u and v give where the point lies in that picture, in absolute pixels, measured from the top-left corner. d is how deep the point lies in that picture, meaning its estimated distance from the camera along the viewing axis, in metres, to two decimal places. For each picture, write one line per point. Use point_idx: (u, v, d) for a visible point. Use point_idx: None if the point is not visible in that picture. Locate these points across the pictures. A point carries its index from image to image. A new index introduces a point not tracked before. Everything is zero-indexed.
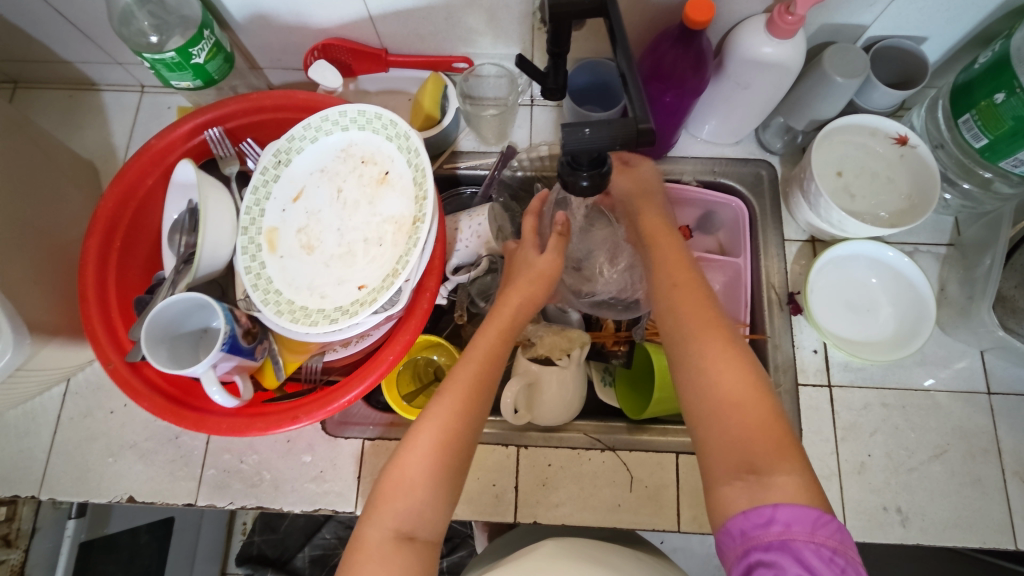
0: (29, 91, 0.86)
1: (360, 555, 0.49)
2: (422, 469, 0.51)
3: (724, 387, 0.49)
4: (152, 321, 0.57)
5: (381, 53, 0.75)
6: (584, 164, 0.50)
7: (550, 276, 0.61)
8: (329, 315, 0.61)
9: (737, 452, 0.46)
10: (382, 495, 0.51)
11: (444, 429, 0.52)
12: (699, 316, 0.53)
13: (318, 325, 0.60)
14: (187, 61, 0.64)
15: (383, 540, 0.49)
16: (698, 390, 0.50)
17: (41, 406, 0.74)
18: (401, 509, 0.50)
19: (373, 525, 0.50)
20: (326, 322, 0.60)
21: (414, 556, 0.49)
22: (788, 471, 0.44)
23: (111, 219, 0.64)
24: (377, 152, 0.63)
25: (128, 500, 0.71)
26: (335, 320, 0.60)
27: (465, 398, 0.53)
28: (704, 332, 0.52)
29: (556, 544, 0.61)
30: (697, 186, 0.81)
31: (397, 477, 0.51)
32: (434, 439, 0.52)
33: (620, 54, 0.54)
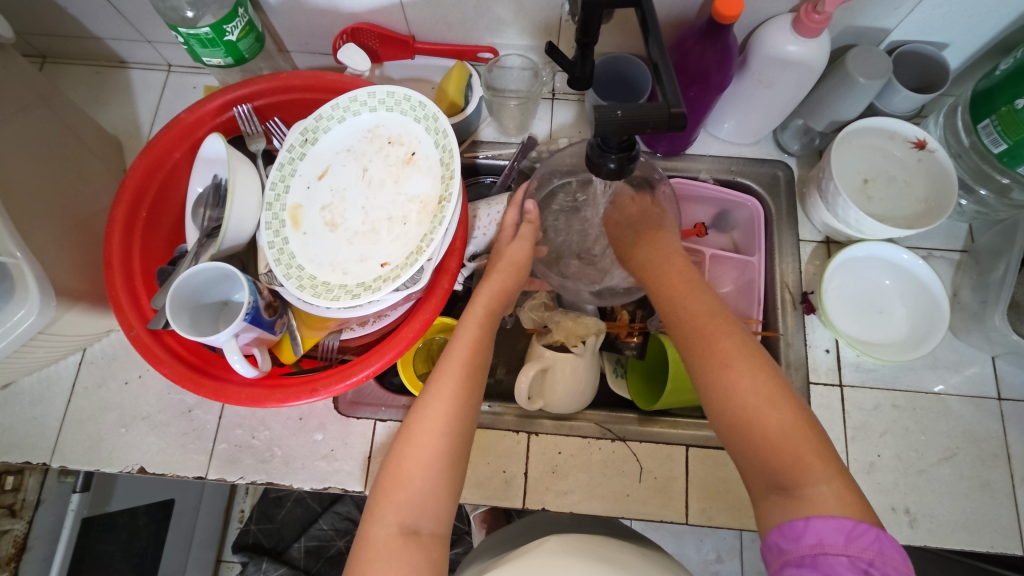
0: (57, 66, 0.87)
1: (366, 550, 0.49)
2: (421, 457, 0.52)
3: (749, 400, 0.49)
4: (177, 288, 0.58)
5: (409, 40, 0.76)
6: (613, 147, 0.51)
7: (519, 262, 0.67)
8: (351, 291, 0.61)
9: (768, 465, 0.47)
10: (383, 489, 0.51)
11: (439, 421, 0.53)
12: (713, 335, 0.54)
13: (340, 300, 0.61)
14: (220, 38, 0.65)
15: (390, 535, 0.49)
16: (724, 408, 0.51)
17: (57, 374, 0.75)
18: (402, 502, 0.50)
19: (376, 521, 0.50)
20: (348, 297, 0.61)
21: (419, 549, 0.49)
22: (820, 478, 0.45)
23: (138, 189, 0.65)
24: (404, 133, 0.64)
25: (139, 471, 0.72)
26: (357, 295, 0.60)
27: (458, 387, 0.55)
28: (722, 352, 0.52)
29: (561, 540, 0.61)
30: (713, 183, 0.82)
31: (398, 467, 0.52)
32: (429, 430, 0.53)
33: (652, 44, 0.54)
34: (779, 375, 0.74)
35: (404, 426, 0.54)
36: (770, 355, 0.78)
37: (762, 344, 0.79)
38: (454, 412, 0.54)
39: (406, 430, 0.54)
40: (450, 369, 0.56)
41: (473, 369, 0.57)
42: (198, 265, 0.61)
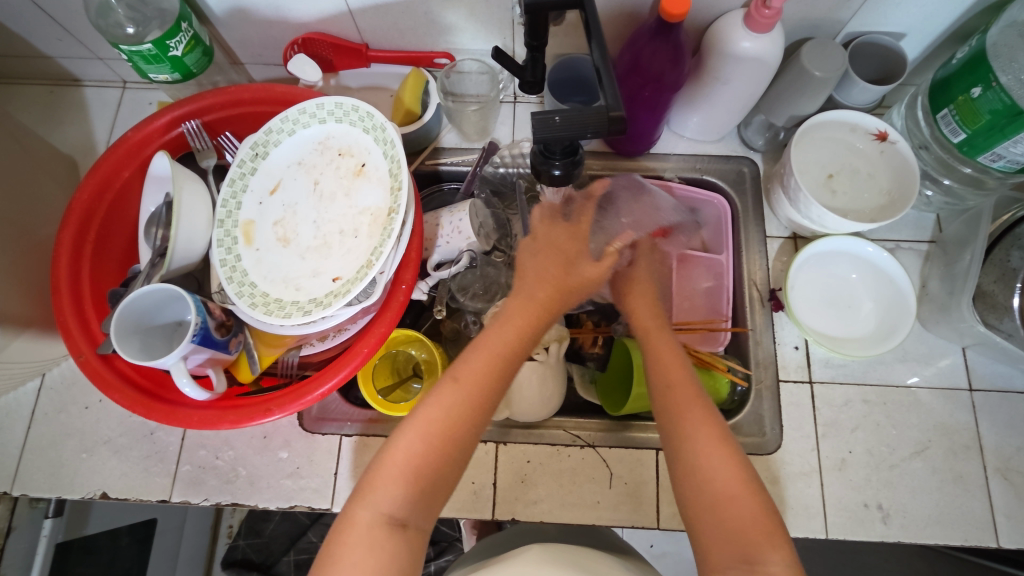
0: (10, 87, 0.85)
1: (350, 533, 0.47)
2: (428, 450, 0.49)
3: (722, 475, 0.48)
4: (123, 312, 0.57)
5: (362, 48, 0.75)
6: (556, 153, 0.50)
7: (592, 283, 0.62)
8: (304, 307, 0.60)
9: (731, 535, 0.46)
10: (377, 473, 0.49)
11: (448, 417, 0.50)
12: (691, 405, 0.53)
13: (292, 317, 0.60)
14: (164, 53, 0.64)
15: (375, 524, 0.47)
16: (692, 483, 0.49)
17: (15, 401, 0.73)
18: (403, 492, 0.48)
19: (366, 505, 0.48)
20: (300, 314, 0.60)
21: (404, 544, 0.47)
22: (781, 558, 0.45)
23: (86, 211, 0.64)
24: (354, 144, 0.63)
25: (101, 497, 0.70)
26: (309, 312, 0.59)
27: (476, 389, 0.52)
28: (691, 428, 0.51)
29: (538, 549, 0.60)
30: (679, 182, 0.82)
31: (400, 455, 0.49)
32: (439, 427, 0.50)
33: (595, 48, 0.54)
34: (749, 373, 0.74)
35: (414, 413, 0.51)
36: (741, 354, 0.77)
37: (733, 342, 0.78)
38: (476, 406, 0.51)
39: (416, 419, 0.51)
40: (473, 366, 0.53)
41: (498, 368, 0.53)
42: (146, 286, 0.60)
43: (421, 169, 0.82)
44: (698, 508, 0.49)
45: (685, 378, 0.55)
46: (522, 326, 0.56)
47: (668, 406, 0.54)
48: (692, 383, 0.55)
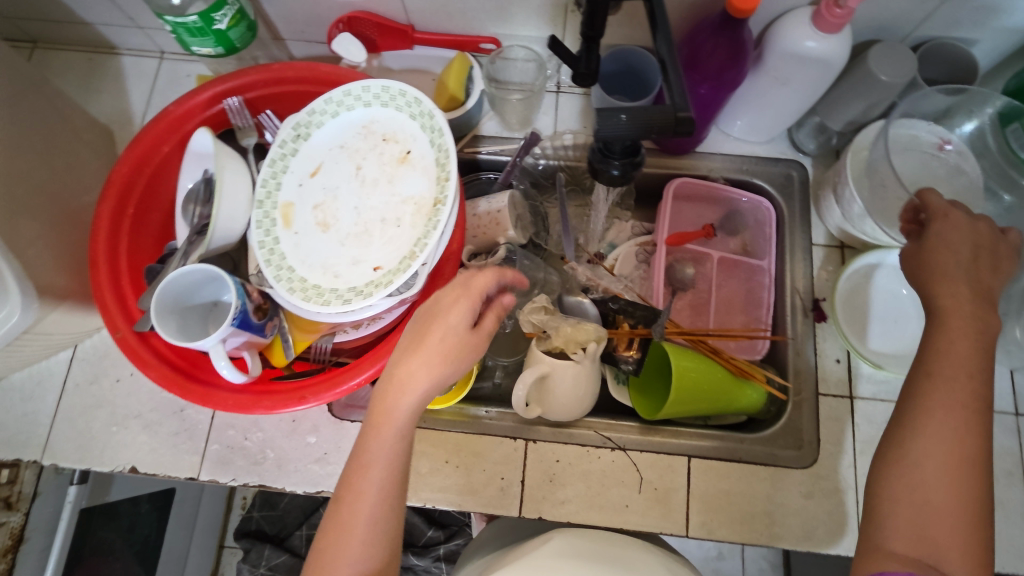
0: (48, 52, 0.84)
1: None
2: (362, 537, 0.47)
3: (950, 405, 0.46)
4: (163, 290, 0.56)
5: (407, 30, 0.73)
6: (616, 153, 0.49)
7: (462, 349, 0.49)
8: (342, 296, 0.59)
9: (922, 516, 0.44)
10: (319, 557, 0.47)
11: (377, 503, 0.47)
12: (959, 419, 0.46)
13: (331, 305, 0.59)
14: (209, 27, 0.63)
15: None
16: (919, 386, 0.48)
17: (48, 370, 0.73)
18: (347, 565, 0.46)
19: None
20: (340, 303, 0.59)
21: None
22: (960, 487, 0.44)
23: (125, 185, 0.63)
24: (399, 130, 0.62)
25: (131, 470, 0.71)
26: (349, 301, 0.58)
27: (384, 468, 0.48)
28: (937, 421, 0.46)
29: (565, 539, 0.57)
30: (724, 183, 0.78)
31: (341, 546, 0.47)
32: (365, 515, 0.47)
33: (659, 40, 0.51)
34: (787, 385, 0.72)
35: (335, 517, 0.48)
36: (778, 363, 0.75)
37: (771, 350, 0.76)
38: (391, 448, 0.48)
39: (340, 522, 0.47)
40: (374, 452, 0.48)
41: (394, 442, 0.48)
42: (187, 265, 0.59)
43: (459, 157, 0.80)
44: (900, 477, 0.46)
45: (973, 388, 0.47)
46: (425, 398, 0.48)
47: (926, 378, 0.48)
48: (979, 394, 0.47)
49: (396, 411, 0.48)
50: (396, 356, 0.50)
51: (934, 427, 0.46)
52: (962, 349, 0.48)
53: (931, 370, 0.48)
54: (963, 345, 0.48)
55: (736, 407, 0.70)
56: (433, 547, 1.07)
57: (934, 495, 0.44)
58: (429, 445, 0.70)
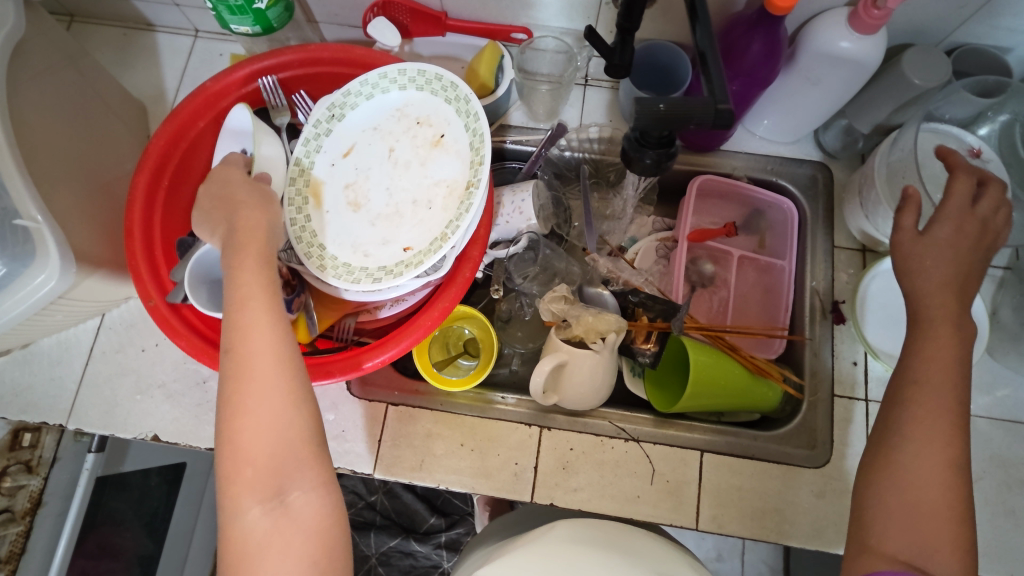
0: (85, 26, 0.86)
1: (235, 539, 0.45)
2: (259, 436, 0.46)
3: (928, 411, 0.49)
4: (197, 260, 0.57)
5: (441, 16, 0.74)
6: (651, 142, 0.49)
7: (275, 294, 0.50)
8: (372, 274, 0.61)
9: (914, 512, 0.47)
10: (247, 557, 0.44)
11: (266, 398, 0.46)
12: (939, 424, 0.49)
13: (361, 283, 0.60)
14: (249, 5, 0.64)
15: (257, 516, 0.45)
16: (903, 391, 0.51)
17: (75, 337, 0.75)
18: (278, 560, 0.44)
19: None
20: (370, 281, 0.60)
21: None
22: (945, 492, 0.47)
23: (161, 157, 0.64)
24: (433, 114, 0.63)
25: (153, 439, 0.72)
26: (379, 279, 0.60)
27: (276, 363, 0.47)
28: (920, 430, 0.49)
29: (571, 524, 0.57)
30: (748, 182, 0.79)
31: (243, 447, 0.46)
32: (261, 410, 0.46)
33: (699, 32, 0.52)
34: (802, 385, 0.72)
35: (228, 423, 0.46)
36: (794, 363, 0.75)
37: (788, 350, 0.76)
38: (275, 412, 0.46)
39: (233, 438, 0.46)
40: (256, 346, 0.47)
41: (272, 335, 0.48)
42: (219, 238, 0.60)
43: None
44: (887, 481, 0.49)
45: (952, 394, 0.49)
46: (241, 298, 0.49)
47: (911, 379, 0.51)
48: (958, 394, 0.50)
49: (241, 302, 0.49)
50: (224, 263, 0.51)
51: (923, 432, 0.49)
52: (945, 353, 0.51)
53: (918, 377, 0.50)
54: (947, 353, 0.51)
55: (751, 404, 0.71)
56: (434, 534, 1.08)
57: (927, 490, 0.47)
58: (446, 427, 0.71)
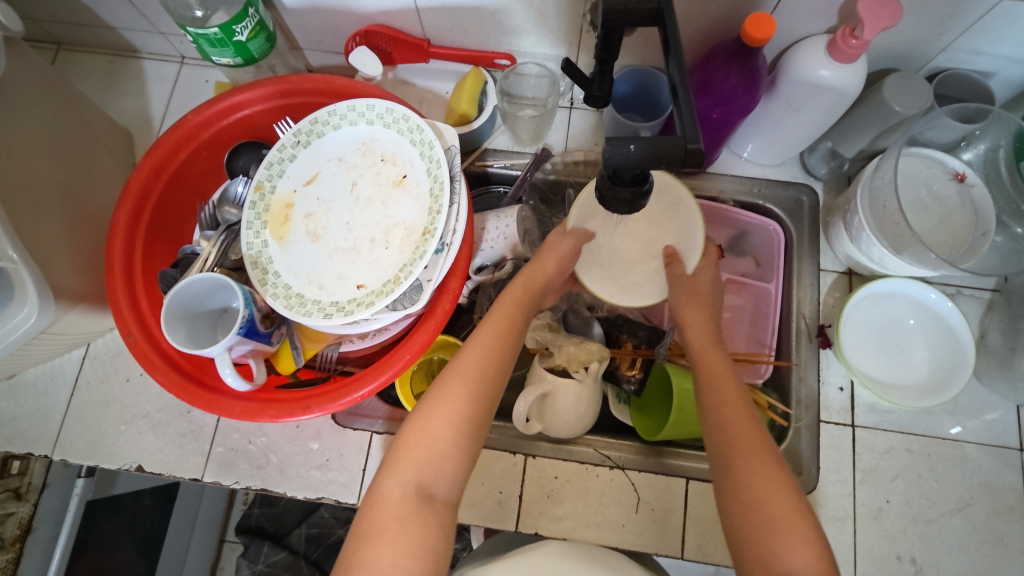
0: (71, 54, 0.86)
1: (381, 507, 0.48)
2: (436, 433, 0.51)
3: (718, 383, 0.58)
4: (173, 298, 0.57)
5: (423, 44, 0.74)
6: (625, 180, 0.47)
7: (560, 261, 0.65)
8: (324, 309, 0.60)
9: (756, 537, 0.48)
10: (403, 443, 0.51)
11: (458, 401, 0.52)
12: (747, 445, 0.52)
13: (312, 317, 0.60)
14: (230, 38, 0.64)
15: (405, 496, 0.49)
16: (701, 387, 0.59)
17: (60, 367, 0.75)
18: (424, 465, 0.50)
19: (393, 480, 0.49)
20: (320, 316, 0.60)
21: (433, 514, 0.49)
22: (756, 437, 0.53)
23: (143, 190, 0.65)
24: (398, 153, 0.63)
25: (137, 469, 0.72)
26: (329, 315, 0.59)
27: (476, 384, 0.53)
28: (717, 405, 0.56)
29: (559, 545, 0.62)
30: (733, 206, 0.79)
31: (421, 430, 0.51)
32: (446, 413, 0.51)
33: (671, 64, 0.51)
34: (788, 412, 0.72)
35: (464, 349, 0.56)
36: (781, 387, 0.75)
37: (774, 374, 0.76)
38: (494, 357, 0.55)
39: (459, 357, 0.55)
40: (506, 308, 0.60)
41: (496, 363, 0.55)
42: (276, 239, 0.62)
43: (469, 171, 0.80)
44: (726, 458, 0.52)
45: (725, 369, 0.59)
46: (504, 339, 0.57)
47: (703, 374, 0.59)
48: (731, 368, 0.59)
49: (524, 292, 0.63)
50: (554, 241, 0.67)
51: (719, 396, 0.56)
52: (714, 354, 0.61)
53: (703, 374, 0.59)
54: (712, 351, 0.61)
55: None
56: None
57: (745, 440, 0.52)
58: None
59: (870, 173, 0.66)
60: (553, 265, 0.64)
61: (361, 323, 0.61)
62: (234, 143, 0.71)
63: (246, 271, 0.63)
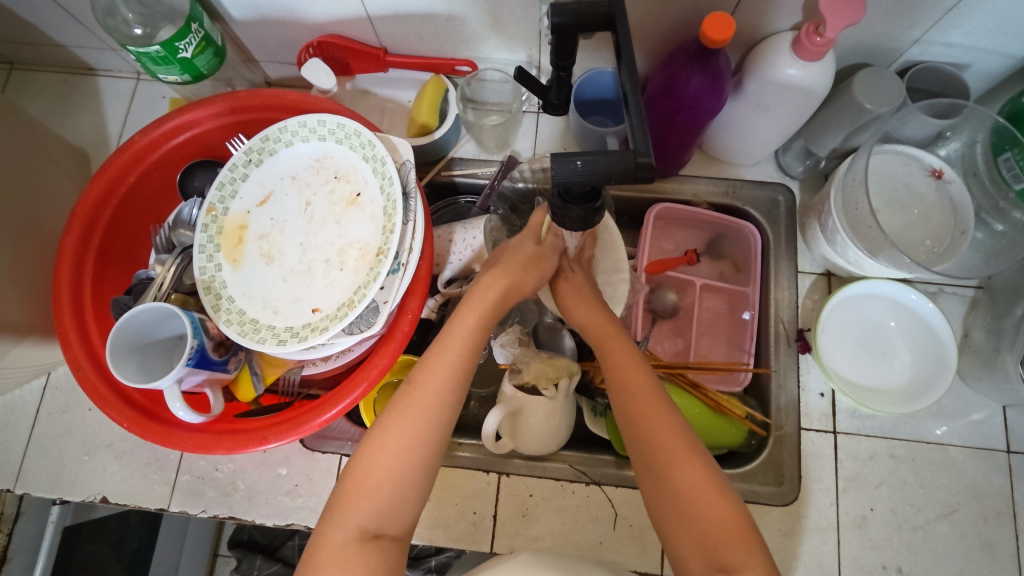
0: (25, 74, 0.84)
1: (321, 554, 0.46)
2: (379, 480, 0.48)
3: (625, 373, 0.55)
4: (118, 331, 0.55)
5: (380, 53, 0.72)
6: (576, 197, 0.46)
7: (530, 261, 0.61)
8: (279, 335, 0.58)
9: (704, 547, 0.45)
10: (349, 486, 0.49)
11: (407, 436, 0.50)
12: (672, 450, 0.49)
13: (266, 344, 0.58)
14: (173, 55, 0.62)
15: (346, 541, 0.47)
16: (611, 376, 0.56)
17: (20, 399, 0.73)
18: (366, 508, 0.48)
19: (335, 525, 0.47)
20: (275, 342, 0.58)
21: (379, 554, 0.47)
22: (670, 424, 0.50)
23: (90, 216, 0.63)
24: (351, 169, 0.61)
25: (102, 501, 0.70)
26: (284, 342, 0.57)
27: (424, 417, 0.51)
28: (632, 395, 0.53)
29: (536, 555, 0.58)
30: (707, 209, 0.76)
31: (362, 473, 0.49)
32: (391, 456, 0.49)
33: (623, 71, 0.49)
34: (768, 421, 0.69)
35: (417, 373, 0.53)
36: (760, 394, 0.73)
37: (754, 380, 0.74)
38: (451, 381, 0.53)
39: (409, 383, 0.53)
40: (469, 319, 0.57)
41: (450, 391, 0.52)
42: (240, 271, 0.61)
43: (435, 181, 0.78)
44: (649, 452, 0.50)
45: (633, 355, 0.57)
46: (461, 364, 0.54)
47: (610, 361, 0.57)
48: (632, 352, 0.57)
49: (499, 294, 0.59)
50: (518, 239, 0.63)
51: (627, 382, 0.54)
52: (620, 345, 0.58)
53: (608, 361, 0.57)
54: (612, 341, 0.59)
55: (715, 440, 0.68)
56: (424, 559, 1.02)
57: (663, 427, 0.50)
58: None
59: (845, 170, 0.64)
60: (532, 278, 0.61)
61: (318, 348, 0.59)
62: (187, 162, 0.68)
63: (200, 297, 0.61)
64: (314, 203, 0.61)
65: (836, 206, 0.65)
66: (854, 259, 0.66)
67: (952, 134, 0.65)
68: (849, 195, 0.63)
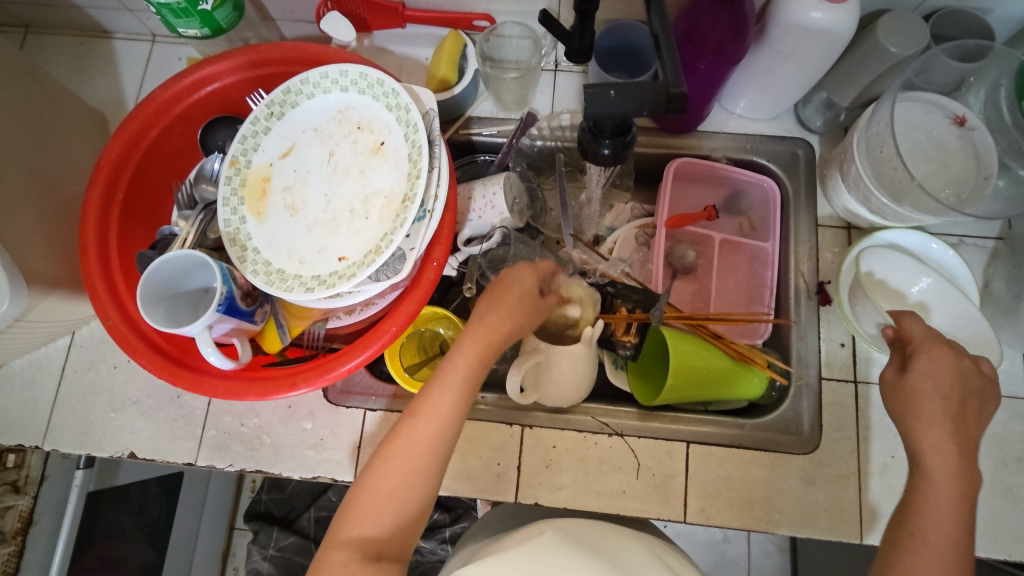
0: (40, 37, 0.84)
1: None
2: (382, 500, 0.49)
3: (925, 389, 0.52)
4: (148, 279, 0.55)
5: (398, 7, 0.72)
6: (606, 131, 0.48)
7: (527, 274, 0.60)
8: (306, 284, 0.59)
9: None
10: (356, 505, 0.49)
11: (413, 454, 0.50)
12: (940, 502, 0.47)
13: (293, 292, 0.58)
14: (194, 7, 0.61)
15: (349, 562, 0.46)
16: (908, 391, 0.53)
17: (46, 357, 0.74)
18: (370, 528, 0.48)
19: (338, 545, 0.47)
20: (302, 290, 0.58)
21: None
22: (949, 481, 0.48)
23: (115, 169, 0.63)
24: (374, 120, 0.61)
25: (130, 456, 0.71)
26: (311, 290, 0.58)
27: (427, 439, 0.50)
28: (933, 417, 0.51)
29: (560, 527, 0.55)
30: (727, 163, 0.76)
31: (368, 494, 0.49)
32: (394, 478, 0.49)
33: (654, 18, 0.50)
34: (789, 370, 0.70)
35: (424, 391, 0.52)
36: (781, 347, 0.73)
37: (774, 333, 0.74)
38: (457, 396, 0.52)
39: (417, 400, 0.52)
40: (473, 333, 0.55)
41: (453, 412, 0.51)
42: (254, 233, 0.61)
43: (453, 140, 0.78)
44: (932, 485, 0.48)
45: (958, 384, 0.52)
46: (465, 387, 0.53)
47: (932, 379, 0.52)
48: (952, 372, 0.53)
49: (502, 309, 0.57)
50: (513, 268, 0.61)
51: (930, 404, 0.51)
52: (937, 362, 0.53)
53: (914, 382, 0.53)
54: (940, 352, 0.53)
55: (736, 392, 0.68)
56: (439, 530, 1.03)
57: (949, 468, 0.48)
58: None
59: (868, 117, 0.63)
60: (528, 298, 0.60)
61: (344, 297, 0.59)
62: (208, 118, 0.68)
63: (225, 248, 0.61)
64: (333, 160, 0.62)
65: (858, 153, 0.65)
66: (866, 200, 0.67)
67: (976, 79, 0.64)
68: (872, 141, 0.63)
